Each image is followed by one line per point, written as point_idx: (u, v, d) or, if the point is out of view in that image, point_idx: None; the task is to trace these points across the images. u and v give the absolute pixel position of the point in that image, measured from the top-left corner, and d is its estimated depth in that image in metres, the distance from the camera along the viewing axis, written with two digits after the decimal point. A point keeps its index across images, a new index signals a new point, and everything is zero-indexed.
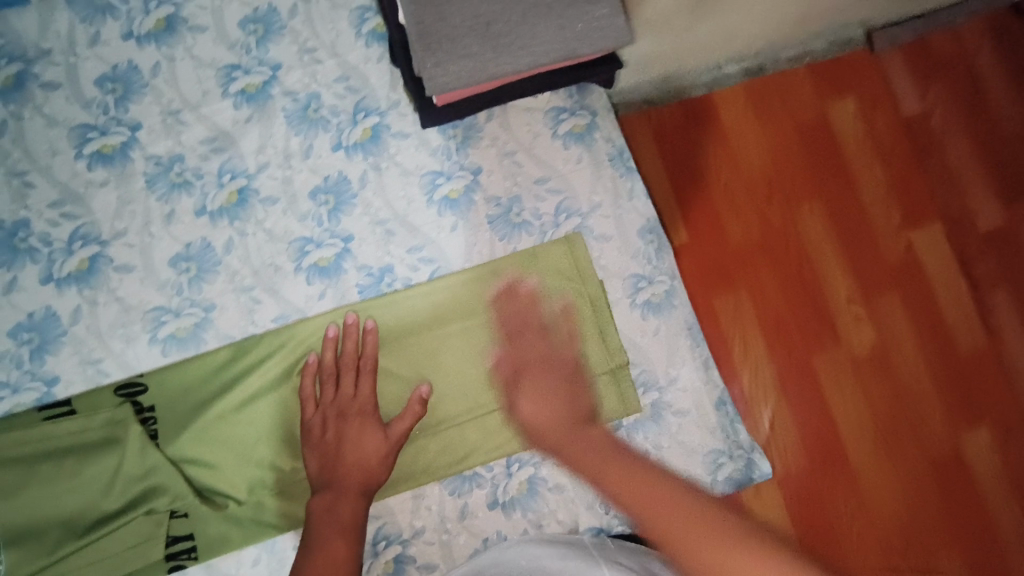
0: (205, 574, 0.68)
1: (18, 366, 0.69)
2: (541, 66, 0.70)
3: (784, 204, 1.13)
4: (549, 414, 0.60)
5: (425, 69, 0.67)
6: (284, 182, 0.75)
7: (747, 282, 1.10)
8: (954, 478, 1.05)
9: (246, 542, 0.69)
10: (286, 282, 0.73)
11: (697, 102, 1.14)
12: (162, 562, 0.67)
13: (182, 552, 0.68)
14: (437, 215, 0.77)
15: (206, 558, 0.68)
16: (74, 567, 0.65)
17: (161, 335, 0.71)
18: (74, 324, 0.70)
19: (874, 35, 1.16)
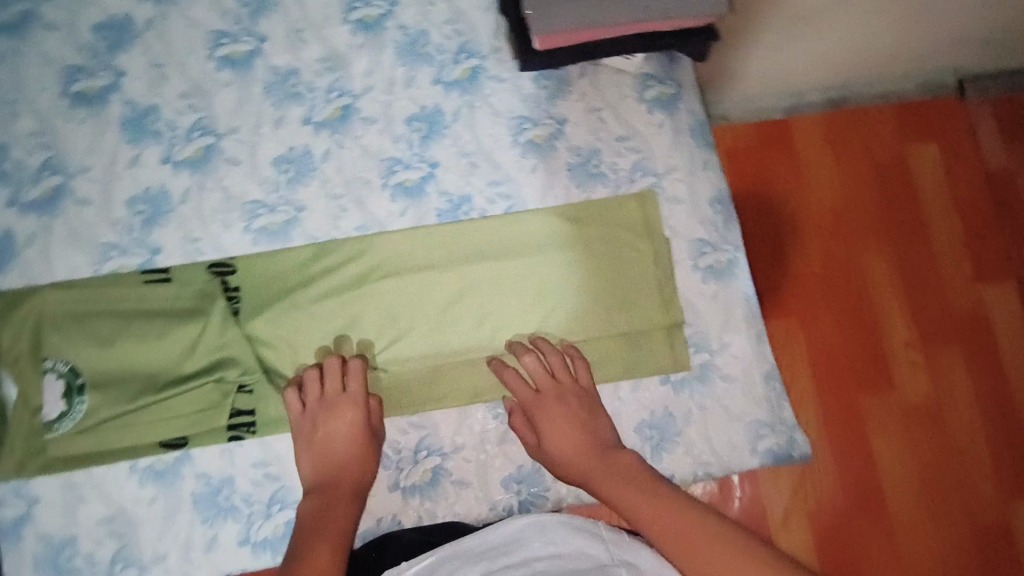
0: (260, 448, 0.72)
1: (128, 232, 0.75)
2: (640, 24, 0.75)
3: (853, 239, 1.12)
4: (573, 445, 0.69)
5: (533, 10, 0.72)
6: (385, 106, 0.81)
7: (805, 311, 1.10)
8: (998, 548, 1.01)
9: None
10: (372, 196, 0.79)
11: (778, 126, 1.16)
12: (224, 430, 0.72)
13: (242, 424, 0.72)
14: (521, 156, 0.81)
15: (263, 433, 0.72)
16: (146, 419, 0.71)
17: (255, 226, 0.77)
18: (182, 204, 0.76)
19: (965, 84, 1.17)
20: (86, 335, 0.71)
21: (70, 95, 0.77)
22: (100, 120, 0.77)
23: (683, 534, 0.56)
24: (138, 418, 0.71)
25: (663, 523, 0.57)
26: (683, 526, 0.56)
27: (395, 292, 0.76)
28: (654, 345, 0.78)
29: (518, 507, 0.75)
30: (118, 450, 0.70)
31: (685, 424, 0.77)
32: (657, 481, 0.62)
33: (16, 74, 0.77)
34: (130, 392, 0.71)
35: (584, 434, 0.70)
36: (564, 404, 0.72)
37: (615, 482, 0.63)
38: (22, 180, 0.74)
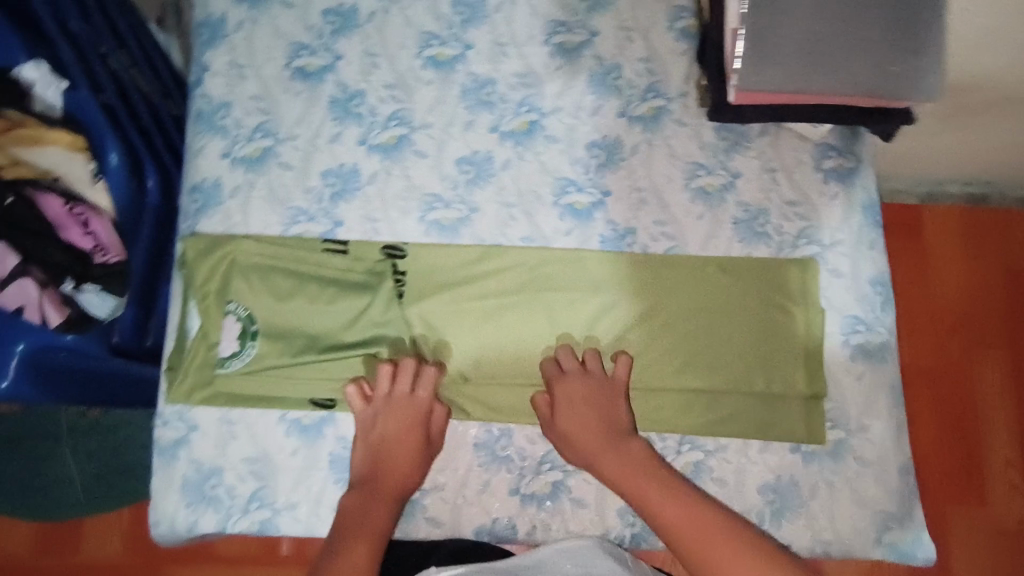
0: None
1: (318, 201, 0.81)
2: (843, 96, 0.74)
3: (974, 345, 1.12)
4: (580, 424, 0.74)
5: (742, 65, 0.73)
6: (569, 128, 0.84)
7: (937, 409, 1.09)
8: None
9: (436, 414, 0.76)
10: (542, 211, 0.82)
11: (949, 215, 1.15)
12: (366, 402, 0.76)
13: None
14: (690, 200, 0.83)
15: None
16: (303, 376, 0.76)
17: (429, 218, 0.81)
18: (369, 185, 0.81)
19: None
20: (266, 288, 0.77)
21: (292, 68, 0.83)
22: (313, 96, 0.83)
23: (700, 540, 0.64)
24: (295, 373, 0.76)
25: (683, 525, 0.65)
26: (700, 531, 0.64)
27: (549, 315, 0.79)
28: (788, 412, 0.78)
29: (629, 539, 0.76)
30: (271, 398, 0.75)
31: (810, 497, 0.76)
32: (679, 483, 0.69)
33: (249, 41, 0.84)
34: (294, 348, 0.76)
35: (596, 428, 0.74)
36: (579, 409, 0.74)
37: (629, 477, 0.70)
38: (236, 137, 0.81)
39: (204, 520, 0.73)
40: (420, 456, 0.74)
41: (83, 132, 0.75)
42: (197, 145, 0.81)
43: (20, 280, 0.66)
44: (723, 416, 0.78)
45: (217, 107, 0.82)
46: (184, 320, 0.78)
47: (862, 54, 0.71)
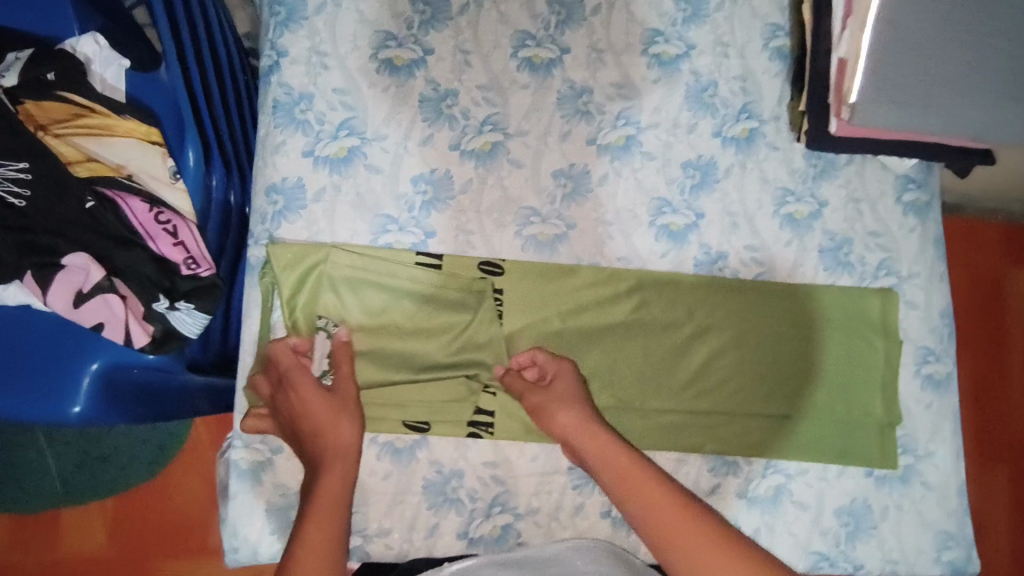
0: (494, 449, 0.74)
1: (409, 209, 0.75)
2: (947, 136, 0.75)
3: (998, 353, 1.18)
4: (560, 403, 0.70)
5: (858, 100, 0.73)
6: (666, 146, 0.82)
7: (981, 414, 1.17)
8: None
9: (535, 438, 0.75)
10: (639, 232, 0.80)
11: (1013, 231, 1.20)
12: (464, 426, 0.73)
13: (482, 423, 0.74)
14: (779, 227, 0.84)
15: (500, 436, 0.74)
16: (399, 396, 0.73)
17: (526, 233, 0.78)
18: (462, 194, 0.76)
19: None
20: (358, 304, 0.72)
21: (378, 60, 0.76)
22: (403, 93, 0.76)
23: (650, 505, 0.63)
24: (386, 396, 0.73)
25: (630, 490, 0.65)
26: (651, 500, 0.64)
27: (643, 339, 0.79)
28: (866, 438, 0.81)
29: None
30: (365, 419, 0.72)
31: (881, 518, 0.81)
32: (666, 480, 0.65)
33: (330, 25, 0.75)
34: (387, 368, 0.73)
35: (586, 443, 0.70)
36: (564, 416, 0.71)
37: (590, 443, 0.68)
38: (320, 134, 0.74)
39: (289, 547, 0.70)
40: (341, 410, 0.67)
41: (155, 123, 0.66)
42: (274, 141, 0.73)
43: (103, 295, 0.60)
44: (809, 442, 0.80)
45: (298, 99, 0.74)
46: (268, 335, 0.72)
47: (977, 101, 0.72)
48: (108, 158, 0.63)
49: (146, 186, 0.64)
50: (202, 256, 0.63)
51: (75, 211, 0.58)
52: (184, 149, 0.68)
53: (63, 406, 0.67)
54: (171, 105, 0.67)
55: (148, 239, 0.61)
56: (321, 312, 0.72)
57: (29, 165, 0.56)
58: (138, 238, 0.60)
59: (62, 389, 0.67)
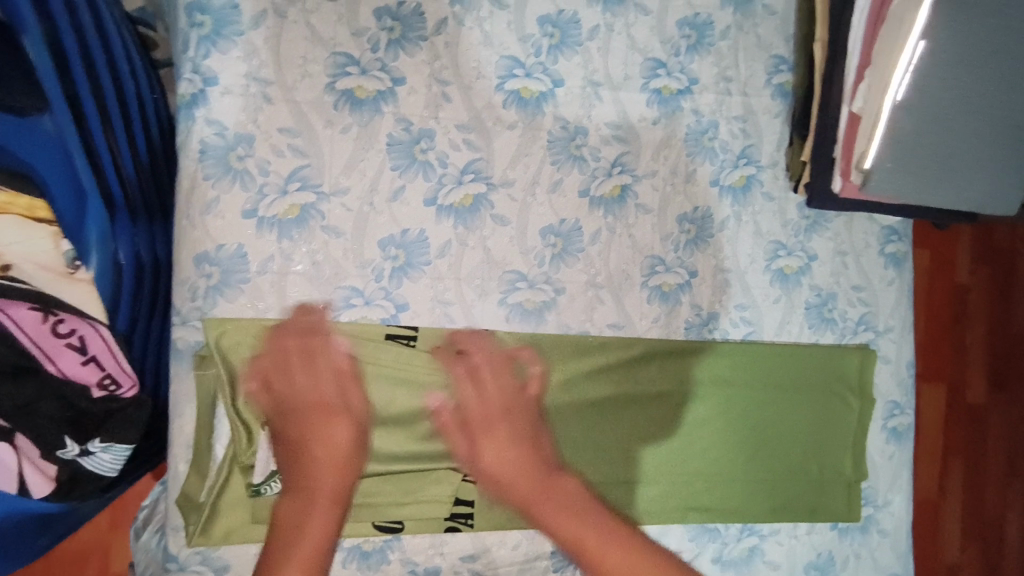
0: (472, 541, 0.66)
1: (377, 278, 0.63)
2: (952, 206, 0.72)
3: None
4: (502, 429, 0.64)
5: (874, 168, 0.68)
6: (662, 196, 0.74)
7: None
8: None
9: (517, 527, 0.67)
10: (631, 293, 0.73)
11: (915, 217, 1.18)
12: (440, 520, 0.65)
13: (461, 515, 0.65)
14: (769, 283, 0.79)
15: (480, 528, 0.66)
16: (362, 492, 0.63)
17: (510, 300, 0.68)
18: (439, 258, 0.65)
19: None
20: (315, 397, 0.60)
21: (337, 91, 0.62)
22: (368, 136, 0.63)
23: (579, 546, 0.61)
24: (350, 496, 0.62)
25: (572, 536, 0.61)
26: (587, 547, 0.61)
27: (625, 416, 0.72)
28: (834, 494, 0.81)
29: None
30: None
31: (841, 568, 0.82)
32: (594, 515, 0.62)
33: (272, 49, 0.60)
34: None
35: (534, 457, 0.64)
36: (510, 420, 0.65)
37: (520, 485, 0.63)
38: (264, 187, 0.60)
39: None
40: (329, 404, 0.60)
41: (45, 191, 0.50)
42: (203, 198, 0.58)
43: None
44: (782, 502, 0.79)
45: (234, 143, 0.59)
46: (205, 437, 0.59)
47: (982, 177, 0.69)
48: None
49: (35, 284, 0.51)
50: (122, 370, 0.55)
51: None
52: (85, 228, 0.53)
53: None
54: (68, 170, 0.52)
55: (45, 361, 0.52)
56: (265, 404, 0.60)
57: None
58: (30, 363, 0.51)
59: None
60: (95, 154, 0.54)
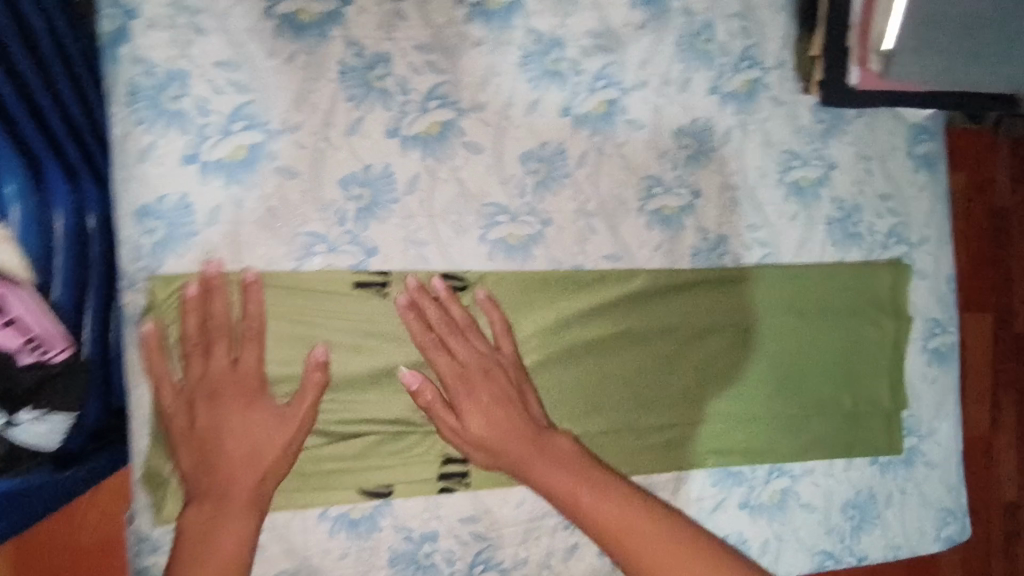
0: (471, 501, 0.61)
1: (340, 222, 0.57)
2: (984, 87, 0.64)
3: None
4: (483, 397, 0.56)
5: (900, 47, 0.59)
6: (654, 110, 0.66)
7: None
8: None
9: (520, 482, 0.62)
10: (627, 220, 0.66)
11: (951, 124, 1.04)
12: (433, 481, 0.60)
13: (455, 473, 0.60)
14: (784, 198, 0.71)
15: (478, 486, 0.61)
16: (346, 455, 0.58)
17: (491, 237, 0.61)
18: (408, 195, 0.59)
19: None
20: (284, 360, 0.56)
21: (276, 17, 0.56)
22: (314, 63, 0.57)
23: (621, 535, 0.51)
24: (328, 461, 0.58)
25: (606, 520, 0.52)
26: (622, 531, 0.51)
27: (623, 360, 0.66)
28: (872, 426, 0.74)
29: None
30: (307, 491, 0.57)
31: (885, 506, 0.75)
32: (633, 491, 0.54)
33: None
34: (325, 423, 0.57)
35: (520, 417, 0.57)
36: (489, 381, 0.57)
37: (538, 459, 0.55)
38: (205, 129, 0.54)
39: None
40: (256, 403, 0.53)
41: None
42: (138, 146, 0.53)
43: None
44: (815, 439, 0.72)
45: (166, 81, 0.53)
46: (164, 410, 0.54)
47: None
48: None
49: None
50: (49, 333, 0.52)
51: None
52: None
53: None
54: None
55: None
56: None
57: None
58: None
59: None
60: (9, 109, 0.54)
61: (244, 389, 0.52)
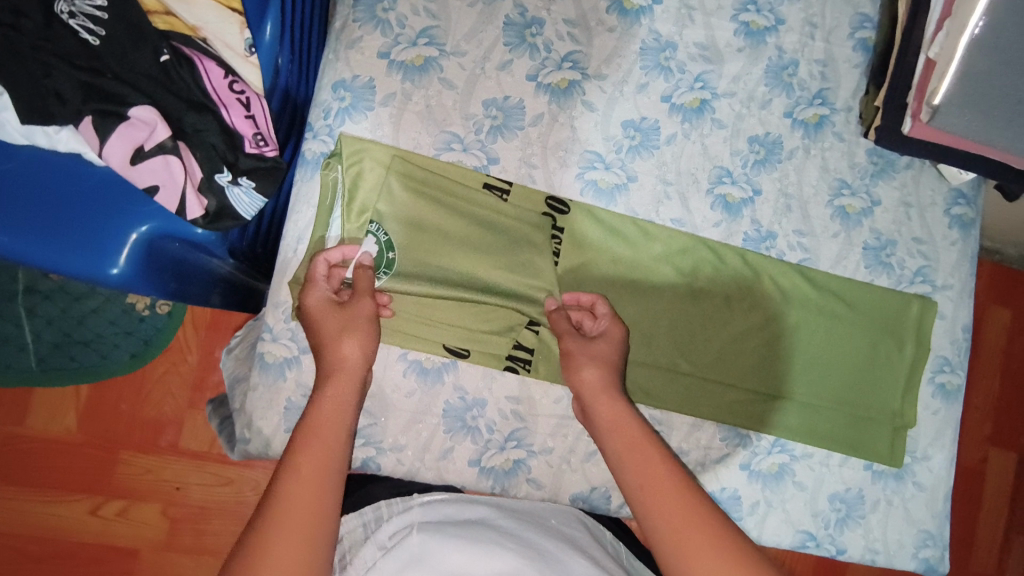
0: (890, 414, 0.83)
1: (862, 176, 0.85)
2: None
3: None
4: (596, 363, 0.66)
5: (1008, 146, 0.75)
6: (970, 185, 0.86)
7: None
8: None
9: (899, 414, 0.83)
10: (972, 233, 0.87)
11: None
12: (864, 397, 0.82)
13: (874, 407, 0.82)
14: (949, 226, 0.86)
15: (871, 414, 0.82)
16: (800, 356, 0.81)
17: (952, 212, 0.87)
18: (907, 170, 0.86)
19: None
20: (808, 249, 0.83)
21: (855, 39, 0.85)
22: (957, 26, 0.72)
23: (665, 520, 0.55)
24: (796, 365, 0.81)
25: (668, 521, 0.55)
26: (653, 485, 0.58)
27: (896, 373, 0.83)
28: None
29: (936, 560, 0.83)
30: (767, 374, 0.80)
31: None
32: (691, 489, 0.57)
33: None
34: (794, 329, 0.81)
35: (688, 499, 0.56)
36: (602, 342, 0.68)
37: (633, 453, 0.60)
38: (799, 98, 0.83)
39: (734, 455, 0.80)
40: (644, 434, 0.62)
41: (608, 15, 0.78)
42: (749, 88, 0.82)
43: (164, 155, 0.57)
44: None
45: (787, 64, 0.83)
46: (719, 289, 0.79)
47: None
48: (580, 55, 0.77)
49: (219, 54, 0.62)
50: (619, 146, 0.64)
51: (147, 62, 0.57)
52: (659, 72, 0.79)
53: (101, 266, 0.59)
54: (658, 44, 0.79)
55: (219, 106, 0.60)
56: (749, 282, 0.80)
57: (108, 4, 0.56)
58: (210, 103, 0.60)
59: (102, 246, 0.60)
60: (679, 39, 0.80)
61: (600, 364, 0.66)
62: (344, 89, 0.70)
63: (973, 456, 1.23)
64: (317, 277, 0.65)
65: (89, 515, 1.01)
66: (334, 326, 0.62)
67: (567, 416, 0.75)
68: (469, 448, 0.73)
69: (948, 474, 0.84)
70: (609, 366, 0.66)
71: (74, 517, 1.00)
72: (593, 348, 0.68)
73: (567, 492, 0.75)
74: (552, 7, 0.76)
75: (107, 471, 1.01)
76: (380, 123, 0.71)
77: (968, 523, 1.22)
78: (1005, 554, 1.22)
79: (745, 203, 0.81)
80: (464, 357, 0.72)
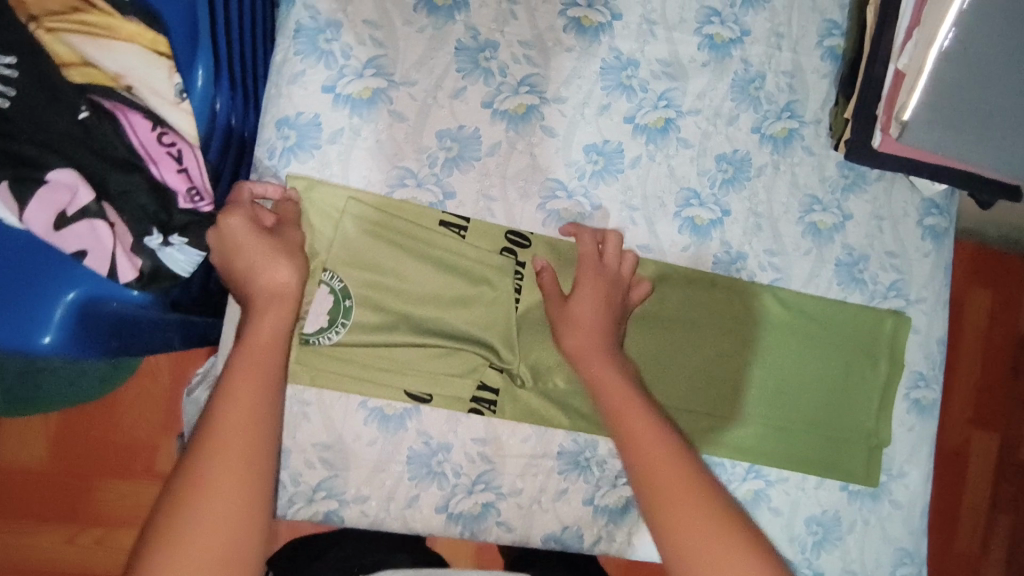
0: (865, 434, 0.82)
1: (833, 191, 0.82)
2: None
3: None
4: (586, 321, 0.68)
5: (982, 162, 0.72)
6: (941, 194, 0.84)
7: None
8: None
9: (874, 435, 0.82)
10: (945, 243, 0.85)
11: None
12: (838, 419, 0.81)
13: (850, 429, 0.81)
14: (922, 238, 0.85)
15: (847, 436, 0.81)
16: (773, 379, 0.80)
17: (925, 223, 0.85)
18: (877, 182, 0.84)
19: None
20: (779, 269, 0.81)
21: (824, 47, 0.82)
22: (926, 38, 0.69)
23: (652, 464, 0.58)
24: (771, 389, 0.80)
25: (656, 467, 0.58)
26: (641, 435, 0.60)
27: (871, 393, 0.82)
28: None
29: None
30: (741, 398, 0.79)
31: None
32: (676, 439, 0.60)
33: (789, 5, 0.81)
34: (768, 353, 0.80)
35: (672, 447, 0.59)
36: (587, 298, 0.69)
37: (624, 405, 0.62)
38: (768, 112, 0.80)
39: None
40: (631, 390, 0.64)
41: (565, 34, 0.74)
42: (716, 105, 0.79)
43: (88, 220, 0.55)
44: None
45: (754, 77, 0.80)
46: (689, 317, 0.77)
47: None
48: (537, 78, 0.73)
49: (147, 103, 0.59)
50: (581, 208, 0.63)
51: (65, 121, 0.54)
52: (621, 92, 0.76)
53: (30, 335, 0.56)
54: (619, 63, 0.76)
55: (149, 163, 0.59)
56: (723, 306, 0.78)
57: (16, 60, 0.51)
58: (138, 161, 0.58)
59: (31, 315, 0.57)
60: (641, 56, 0.76)
61: (585, 326, 0.68)
62: (287, 127, 0.67)
63: (951, 445, 1.23)
64: (243, 204, 0.61)
65: (65, 544, 0.98)
66: (261, 247, 0.59)
67: (536, 456, 0.73)
68: (435, 494, 0.71)
69: (924, 490, 0.84)
70: (593, 330, 0.68)
71: (50, 547, 0.97)
72: (575, 314, 0.68)
73: (539, 532, 0.73)
74: (505, 28, 0.73)
75: (82, 498, 0.99)
76: (327, 162, 0.68)
77: (952, 507, 1.22)
78: (991, 543, 1.23)
79: (714, 224, 0.79)
80: (426, 401, 0.70)
